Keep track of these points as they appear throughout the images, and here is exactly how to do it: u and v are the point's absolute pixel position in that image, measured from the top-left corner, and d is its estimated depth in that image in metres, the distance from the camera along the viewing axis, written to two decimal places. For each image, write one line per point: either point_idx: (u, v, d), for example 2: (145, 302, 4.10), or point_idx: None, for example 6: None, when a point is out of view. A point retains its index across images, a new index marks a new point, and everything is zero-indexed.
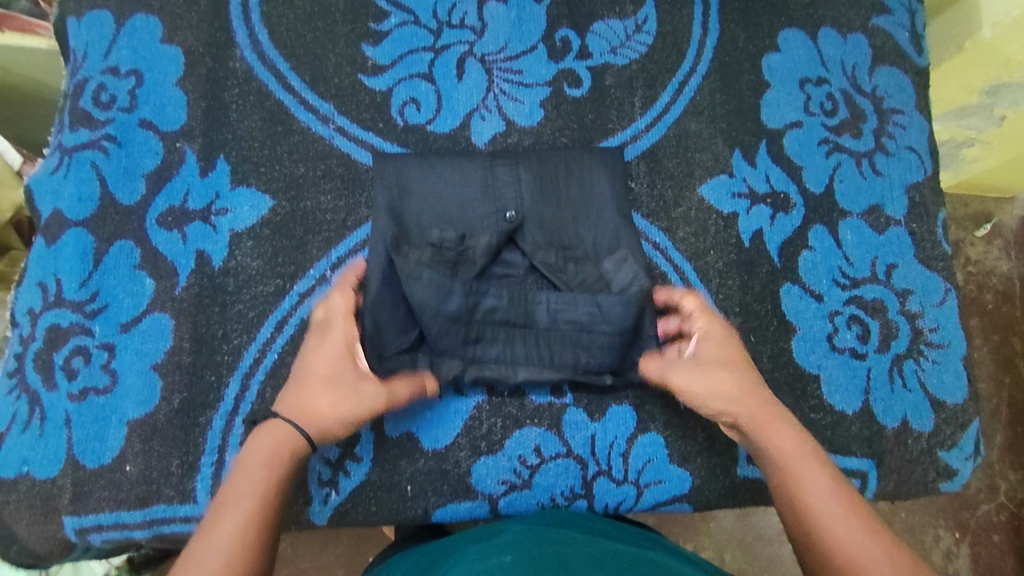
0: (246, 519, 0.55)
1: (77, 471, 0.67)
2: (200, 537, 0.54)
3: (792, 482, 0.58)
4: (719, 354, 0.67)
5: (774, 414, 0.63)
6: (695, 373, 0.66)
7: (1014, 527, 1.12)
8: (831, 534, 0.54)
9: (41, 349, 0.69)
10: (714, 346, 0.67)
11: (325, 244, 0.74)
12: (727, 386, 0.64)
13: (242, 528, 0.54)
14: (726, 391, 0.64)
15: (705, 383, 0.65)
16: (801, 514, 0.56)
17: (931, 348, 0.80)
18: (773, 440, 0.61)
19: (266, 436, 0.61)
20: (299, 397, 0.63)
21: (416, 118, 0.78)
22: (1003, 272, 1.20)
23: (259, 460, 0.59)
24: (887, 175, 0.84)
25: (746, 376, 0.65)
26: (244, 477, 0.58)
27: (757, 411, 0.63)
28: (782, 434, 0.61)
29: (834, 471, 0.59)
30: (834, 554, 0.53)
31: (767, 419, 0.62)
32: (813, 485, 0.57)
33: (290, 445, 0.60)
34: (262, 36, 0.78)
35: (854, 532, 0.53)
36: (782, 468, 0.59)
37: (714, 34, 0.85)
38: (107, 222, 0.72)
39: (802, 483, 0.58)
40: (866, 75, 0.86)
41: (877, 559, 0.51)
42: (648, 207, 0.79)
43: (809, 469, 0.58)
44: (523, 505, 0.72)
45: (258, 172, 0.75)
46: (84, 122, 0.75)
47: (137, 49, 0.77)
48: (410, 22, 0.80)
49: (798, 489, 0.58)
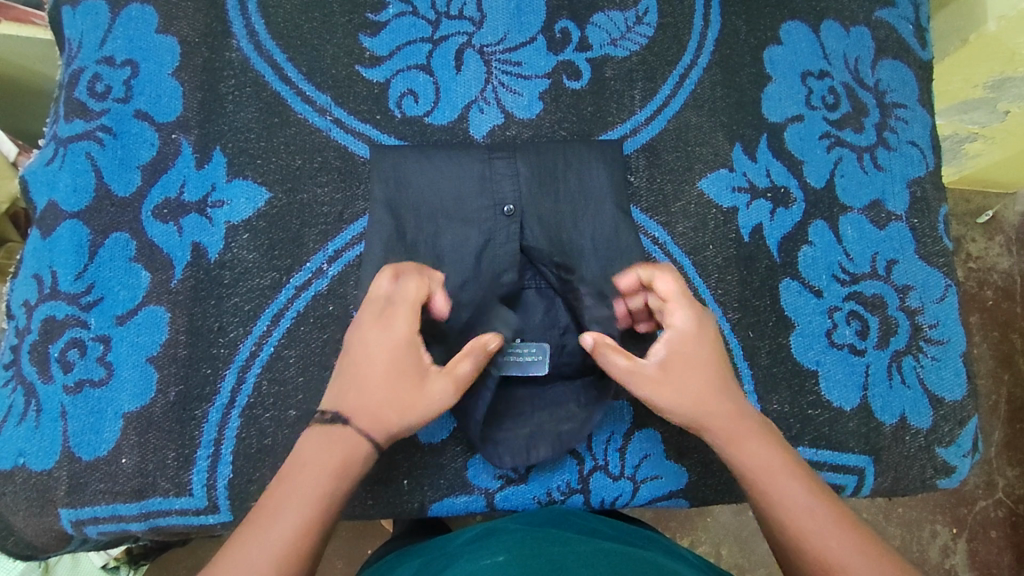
0: (305, 523, 0.51)
1: (73, 463, 0.67)
2: (254, 528, 0.51)
3: (769, 500, 0.55)
4: (696, 356, 0.60)
5: (744, 425, 0.59)
6: (665, 384, 0.59)
7: (1011, 523, 1.12)
8: (818, 558, 0.51)
9: (37, 341, 0.69)
10: (683, 350, 0.60)
11: (321, 238, 0.73)
12: (701, 399, 0.59)
13: (299, 532, 0.50)
14: (699, 406, 0.59)
15: (675, 395, 0.59)
16: (784, 536, 0.54)
17: (930, 344, 0.79)
18: (745, 456, 0.57)
19: (335, 436, 0.55)
20: (355, 395, 0.57)
21: (414, 110, 0.78)
22: (1003, 268, 1.19)
23: (326, 464, 0.54)
24: (888, 170, 0.83)
25: (721, 383, 0.60)
26: (303, 477, 0.53)
27: (731, 423, 0.58)
28: (752, 448, 0.57)
29: (811, 480, 0.56)
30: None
31: (737, 431, 0.58)
32: (792, 502, 0.54)
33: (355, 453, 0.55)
34: (258, 26, 0.78)
35: (840, 552, 0.51)
36: (758, 486, 0.56)
37: (715, 26, 0.84)
38: (102, 214, 0.72)
39: (781, 500, 0.55)
40: (869, 69, 0.86)
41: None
42: (648, 201, 0.79)
43: (786, 484, 0.55)
44: (520, 499, 0.72)
45: (254, 164, 0.74)
46: (80, 113, 0.74)
47: (132, 39, 0.76)
48: (408, 12, 0.80)
49: (778, 508, 0.54)
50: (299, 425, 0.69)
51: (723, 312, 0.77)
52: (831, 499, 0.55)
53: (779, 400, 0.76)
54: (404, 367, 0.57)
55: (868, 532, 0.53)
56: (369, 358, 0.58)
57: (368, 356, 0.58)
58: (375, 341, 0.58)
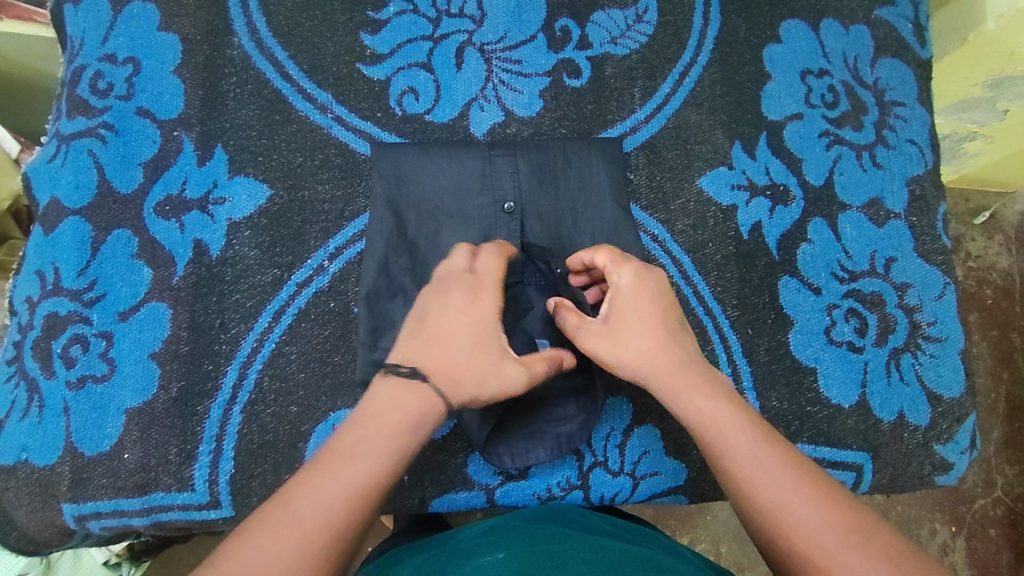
0: (374, 478, 0.51)
1: (76, 458, 0.67)
2: (321, 473, 0.51)
3: (717, 454, 0.56)
4: (636, 310, 0.61)
5: (687, 378, 0.59)
6: (608, 338, 0.61)
7: (1010, 521, 1.12)
8: (763, 503, 0.52)
9: (40, 337, 0.69)
10: (626, 306, 0.62)
11: (322, 234, 0.73)
12: (642, 350, 0.60)
13: (367, 486, 0.51)
14: (641, 357, 0.60)
15: (617, 349, 0.60)
16: (732, 486, 0.54)
17: (928, 341, 0.80)
18: (691, 411, 0.58)
19: (413, 395, 0.55)
20: (439, 357, 0.57)
21: (415, 107, 0.78)
22: (1003, 268, 1.20)
23: (400, 423, 0.53)
24: (887, 168, 0.83)
25: (663, 336, 0.61)
26: (377, 429, 0.53)
27: (673, 376, 0.59)
28: (700, 405, 0.57)
29: (757, 427, 0.57)
30: (771, 522, 0.52)
31: (681, 385, 0.59)
32: (737, 452, 0.55)
33: (431, 416, 0.55)
34: (260, 24, 0.78)
35: (785, 497, 0.52)
36: (705, 440, 0.57)
37: (715, 25, 0.85)
38: (104, 210, 0.72)
39: (727, 452, 0.55)
40: (869, 67, 0.86)
41: (811, 522, 0.50)
42: (648, 199, 0.79)
43: (732, 435, 0.55)
44: (520, 495, 0.72)
45: (256, 161, 0.74)
46: (82, 110, 0.75)
47: (135, 36, 0.76)
48: (409, 11, 0.80)
49: (725, 460, 0.55)
50: (300, 421, 0.69)
51: (722, 309, 0.77)
52: (776, 444, 0.56)
53: (778, 396, 0.76)
54: (488, 340, 0.59)
55: (814, 475, 0.54)
56: (452, 325, 0.58)
57: (452, 322, 0.58)
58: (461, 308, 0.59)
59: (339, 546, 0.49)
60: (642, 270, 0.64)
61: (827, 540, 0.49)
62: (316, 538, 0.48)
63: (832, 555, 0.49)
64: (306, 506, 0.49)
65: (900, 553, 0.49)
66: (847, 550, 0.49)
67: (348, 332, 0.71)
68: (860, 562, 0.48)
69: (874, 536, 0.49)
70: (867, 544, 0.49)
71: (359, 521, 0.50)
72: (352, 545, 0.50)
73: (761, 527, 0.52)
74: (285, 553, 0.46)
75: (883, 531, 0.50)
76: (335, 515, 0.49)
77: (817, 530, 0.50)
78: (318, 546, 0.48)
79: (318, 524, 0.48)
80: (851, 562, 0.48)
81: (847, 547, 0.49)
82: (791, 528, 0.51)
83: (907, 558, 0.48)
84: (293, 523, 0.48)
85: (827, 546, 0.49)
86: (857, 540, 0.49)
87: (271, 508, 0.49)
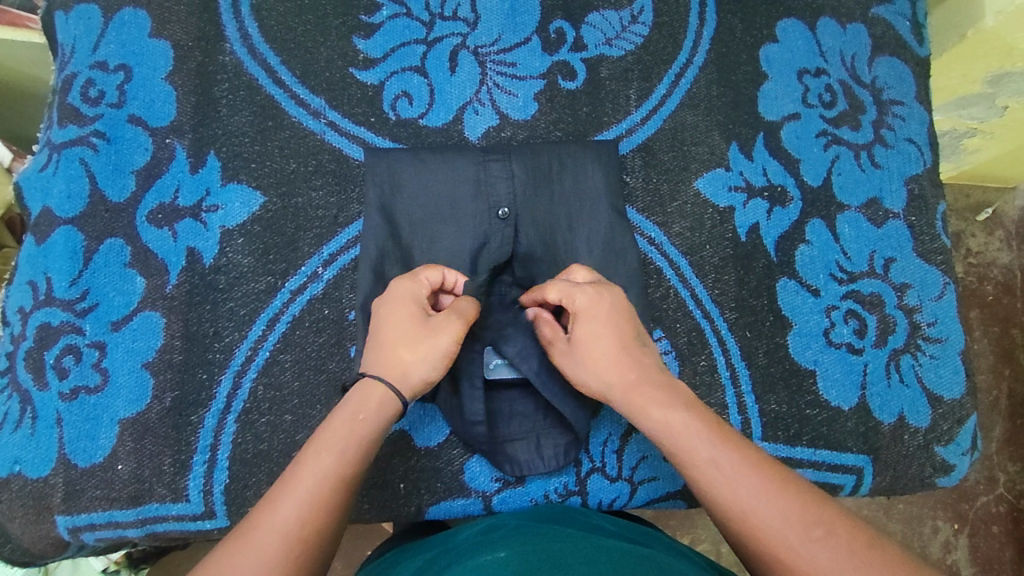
0: (325, 473, 0.52)
1: (69, 470, 0.66)
2: (280, 484, 0.52)
3: (676, 459, 0.54)
4: (591, 333, 0.61)
5: (643, 391, 0.57)
6: (571, 362, 0.62)
7: (1013, 518, 1.12)
8: (725, 507, 0.51)
9: (33, 347, 0.69)
10: (588, 328, 0.61)
11: (316, 241, 0.73)
12: (602, 374, 0.60)
13: (320, 484, 0.51)
14: (598, 381, 0.60)
15: (578, 374, 0.62)
16: (695, 489, 0.53)
17: (928, 343, 0.79)
18: (648, 421, 0.56)
19: (354, 393, 0.58)
20: (373, 356, 0.60)
21: (408, 112, 0.78)
22: (1003, 263, 1.19)
23: (343, 418, 0.55)
24: (885, 168, 0.83)
25: (618, 354, 0.60)
26: (327, 428, 0.55)
27: (628, 395, 0.58)
28: (653, 412, 0.56)
29: (714, 427, 0.55)
30: (735, 524, 0.50)
31: (638, 398, 0.57)
32: (696, 457, 0.53)
33: (374, 404, 0.56)
34: (252, 29, 0.78)
35: (746, 499, 0.50)
36: (664, 449, 0.55)
37: (711, 25, 0.84)
38: (96, 219, 0.72)
39: (686, 457, 0.53)
40: (866, 66, 0.85)
41: (772, 520, 0.49)
42: (644, 201, 0.78)
43: (686, 440, 0.54)
44: (516, 502, 0.72)
45: (249, 167, 0.74)
46: (73, 118, 0.74)
47: (125, 43, 0.76)
48: (402, 14, 0.79)
49: (685, 465, 0.54)
50: (295, 430, 0.69)
51: (720, 312, 0.77)
52: (734, 443, 0.54)
53: (777, 400, 0.76)
54: (412, 320, 0.61)
55: (774, 470, 0.52)
56: (380, 327, 0.62)
57: (386, 318, 0.62)
58: (394, 299, 0.62)
59: (298, 545, 0.49)
60: (596, 290, 0.62)
61: (790, 537, 0.48)
62: (273, 543, 0.48)
63: (795, 551, 0.48)
64: (265, 516, 0.49)
65: (862, 543, 0.47)
66: (808, 545, 0.48)
67: (344, 339, 0.71)
68: (822, 556, 0.47)
69: (833, 527, 0.48)
70: (828, 536, 0.48)
71: (316, 519, 0.50)
72: (315, 545, 0.50)
73: (729, 530, 0.51)
74: (244, 562, 0.47)
75: (844, 521, 0.49)
76: (291, 518, 0.49)
77: (779, 528, 0.49)
78: (276, 550, 0.48)
79: (276, 529, 0.49)
80: (813, 557, 0.47)
81: (809, 542, 0.48)
82: (754, 527, 0.49)
83: (868, 546, 0.47)
84: (253, 534, 0.48)
85: (789, 543, 0.48)
86: (818, 533, 0.48)
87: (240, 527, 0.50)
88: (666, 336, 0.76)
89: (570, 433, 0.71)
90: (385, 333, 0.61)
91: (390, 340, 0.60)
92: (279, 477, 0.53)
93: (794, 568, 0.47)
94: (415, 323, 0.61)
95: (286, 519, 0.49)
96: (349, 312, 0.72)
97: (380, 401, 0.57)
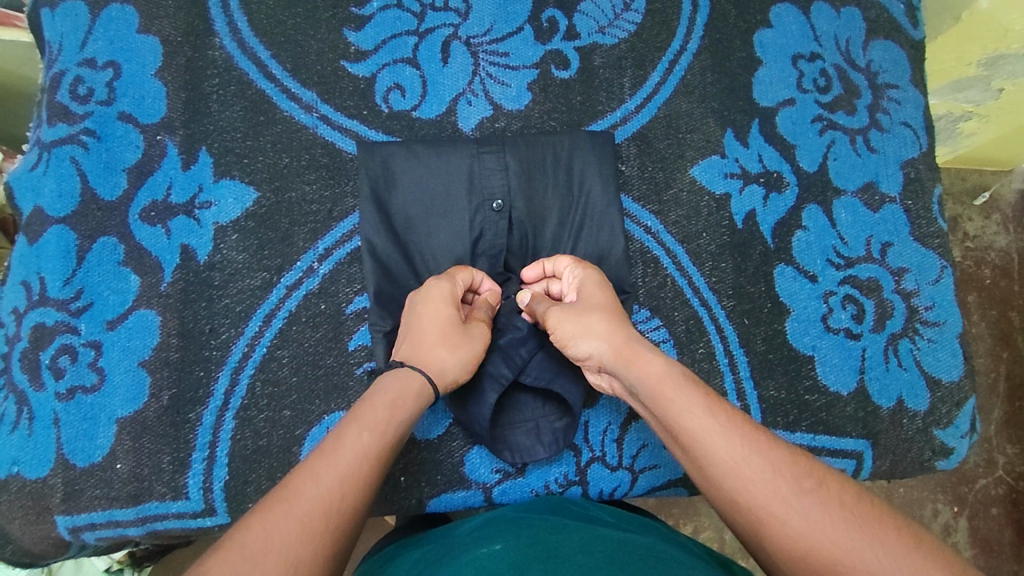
0: (366, 452, 0.52)
1: (68, 470, 0.66)
2: (317, 457, 0.51)
3: (671, 414, 0.55)
4: (594, 295, 0.64)
5: (636, 345, 0.60)
6: (570, 313, 0.63)
7: (1012, 499, 1.12)
8: (718, 461, 0.52)
9: (28, 348, 0.69)
10: (585, 292, 0.65)
11: (311, 236, 0.73)
12: (599, 325, 0.61)
13: (361, 461, 0.52)
14: (595, 327, 0.61)
15: (576, 323, 0.62)
16: (687, 444, 0.54)
17: (926, 326, 0.79)
18: (639, 374, 0.58)
19: (391, 379, 0.59)
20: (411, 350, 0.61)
21: (401, 104, 0.77)
22: (1001, 247, 1.19)
23: (382, 402, 0.56)
24: (881, 151, 0.83)
25: (610, 312, 0.63)
26: (365, 410, 0.55)
27: (623, 349, 0.59)
28: (648, 365, 0.58)
29: (707, 390, 0.57)
30: (727, 477, 0.51)
31: (630, 352, 0.59)
32: (690, 410, 0.55)
33: (412, 394, 0.58)
34: (241, 23, 0.77)
35: (739, 451, 0.52)
36: (657, 403, 0.56)
37: (704, 11, 0.83)
38: (88, 218, 0.71)
39: (680, 411, 0.55)
40: (860, 50, 0.85)
41: (764, 473, 0.50)
42: (639, 190, 0.78)
43: (683, 394, 0.56)
44: (517, 493, 0.71)
45: (241, 164, 0.73)
46: (62, 116, 0.73)
47: (113, 40, 0.75)
48: (393, 6, 0.79)
49: (678, 418, 0.55)
50: (294, 425, 0.69)
51: (718, 300, 0.77)
52: (726, 405, 0.56)
53: (775, 386, 0.76)
54: (455, 320, 0.63)
55: (765, 431, 0.54)
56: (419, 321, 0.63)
57: (420, 313, 0.63)
58: (431, 298, 0.64)
59: (338, 517, 0.48)
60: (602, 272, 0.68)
61: (781, 488, 0.50)
62: (317, 512, 0.48)
63: (787, 503, 0.49)
64: (308, 487, 0.49)
65: (848, 496, 0.49)
66: (801, 497, 0.49)
67: (341, 333, 0.71)
68: (812, 507, 0.48)
69: (823, 480, 0.50)
70: (818, 488, 0.49)
71: (355, 493, 0.50)
72: (353, 519, 0.49)
73: (718, 486, 0.52)
74: (287, 529, 0.46)
75: (834, 478, 0.51)
76: (332, 490, 0.49)
77: (771, 480, 0.50)
78: (318, 520, 0.47)
79: (317, 499, 0.48)
80: (805, 506, 0.48)
81: (800, 494, 0.49)
82: (746, 481, 0.51)
83: (857, 500, 0.49)
84: (295, 504, 0.48)
85: (782, 495, 0.49)
86: (809, 485, 0.50)
87: (276, 493, 0.49)
88: (663, 325, 0.75)
89: (568, 423, 0.71)
90: (422, 328, 0.62)
91: (430, 337, 0.62)
92: (313, 449, 0.53)
93: (787, 517, 0.48)
94: (453, 325, 0.63)
95: (330, 490, 0.49)
96: (346, 306, 0.71)
97: (418, 391, 0.58)
